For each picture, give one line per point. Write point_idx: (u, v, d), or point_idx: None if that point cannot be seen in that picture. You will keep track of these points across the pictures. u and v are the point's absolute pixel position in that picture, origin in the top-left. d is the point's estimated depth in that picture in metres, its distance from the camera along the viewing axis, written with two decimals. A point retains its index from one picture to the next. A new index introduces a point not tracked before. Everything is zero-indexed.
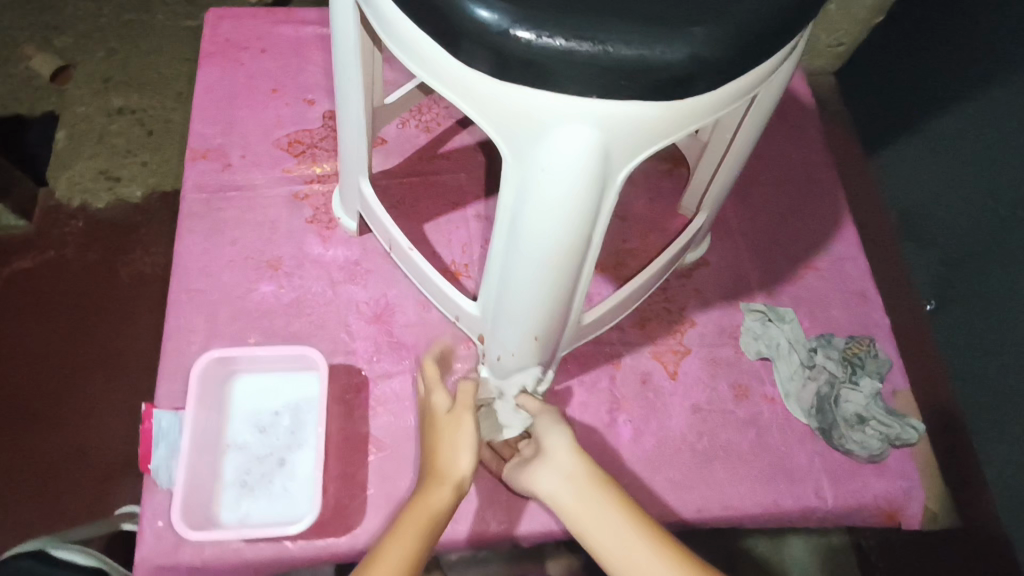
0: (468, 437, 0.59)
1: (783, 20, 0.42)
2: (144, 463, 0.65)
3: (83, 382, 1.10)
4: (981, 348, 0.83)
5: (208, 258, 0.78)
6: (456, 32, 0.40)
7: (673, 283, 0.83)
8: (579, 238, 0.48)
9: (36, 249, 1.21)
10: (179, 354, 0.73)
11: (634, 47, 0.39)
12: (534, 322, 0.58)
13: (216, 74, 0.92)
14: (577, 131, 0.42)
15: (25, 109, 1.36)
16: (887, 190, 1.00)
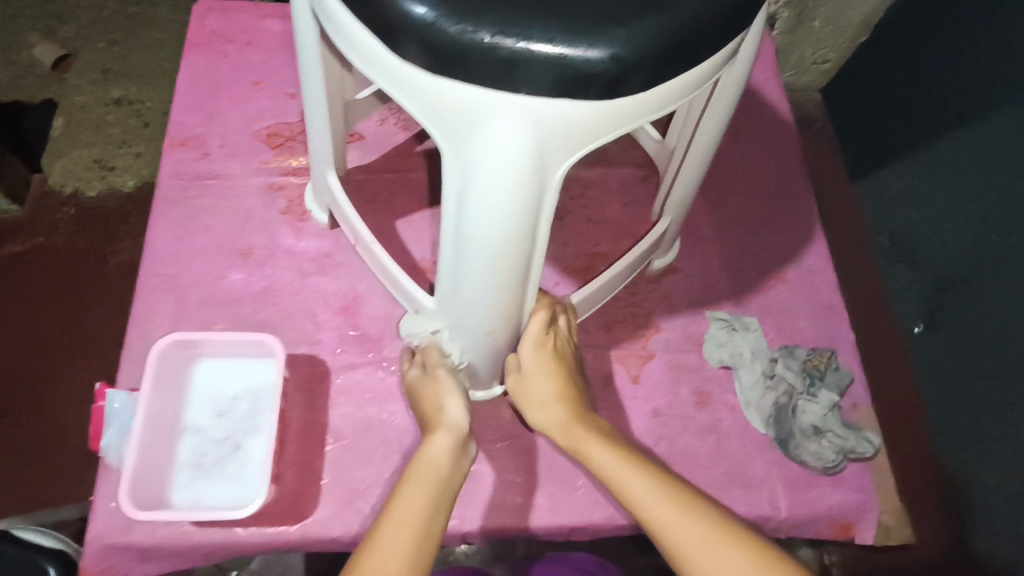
0: (446, 390, 0.63)
1: (715, 25, 0.42)
2: (94, 442, 0.64)
3: (68, 368, 1.13)
4: (984, 361, 0.90)
5: (181, 246, 0.79)
6: (387, 25, 0.40)
7: (642, 288, 0.83)
8: (521, 236, 0.48)
9: (27, 235, 1.24)
10: (145, 338, 0.74)
11: (556, 46, 0.39)
12: (483, 318, 0.58)
13: (200, 65, 0.91)
14: (510, 126, 0.41)
15: (24, 96, 1.37)
16: (897, 210, 1.08)
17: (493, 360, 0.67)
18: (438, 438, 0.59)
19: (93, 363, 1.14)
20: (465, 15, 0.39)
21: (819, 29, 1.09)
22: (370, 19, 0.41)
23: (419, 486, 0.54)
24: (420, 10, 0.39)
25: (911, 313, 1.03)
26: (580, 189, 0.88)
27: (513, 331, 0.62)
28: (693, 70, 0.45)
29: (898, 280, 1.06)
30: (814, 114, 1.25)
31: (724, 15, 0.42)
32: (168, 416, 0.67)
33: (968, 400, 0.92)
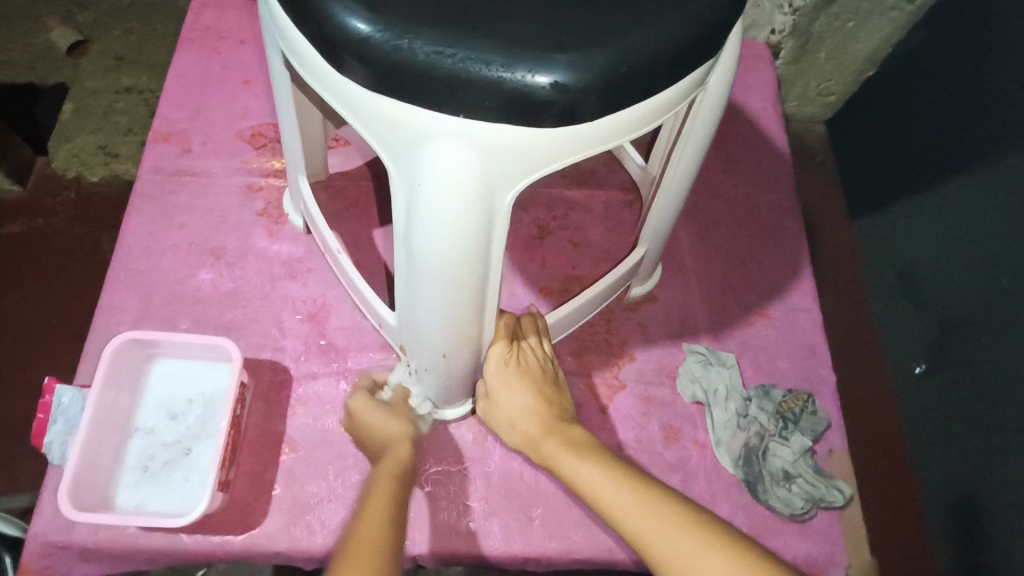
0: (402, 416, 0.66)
1: (671, 55, 0.40)
2: (39, 437, 0.63)
3: (52, 351, 1.14)
4: (981, 412, 0.87)
5: (153, 241, 0.79)
6: (330, 40, 0.40)
7: (618, 315, 0.81)
8: (471, 264, 0.46)
9: (25, 216, 1.25)
10: (108, 332, 0.73)
11: (496, 69, 0.38)
12: (439, 341, 0.56)
13: (191, 61, 0.92)
14: (453, 149, 0.40)
15: (36, 78, 1.38)
16: (903, 249, 1.05)
17: (459, 384, 0.65)
18: (400, 445, 0.62)
19: (75, 348, 1.15)
20: (405, 33, 0.38)
21: (823, 61, 1.08)
22: (315, 35, 0.41)
23: (386, 476, 0.57)
24: (360, 25, 0.38)
25: (914, 352, 1.01)
26: (564, 210, 0.86)
27: (472, 356, 0.60)
28: (650, 101, 0.43)
29: (904, 320, 1.04)
30: (817, 147, 1.23)
31: (680, 47, 0.41)
32: (119, 415, 0.65)
33: (965, 450, 0.89)
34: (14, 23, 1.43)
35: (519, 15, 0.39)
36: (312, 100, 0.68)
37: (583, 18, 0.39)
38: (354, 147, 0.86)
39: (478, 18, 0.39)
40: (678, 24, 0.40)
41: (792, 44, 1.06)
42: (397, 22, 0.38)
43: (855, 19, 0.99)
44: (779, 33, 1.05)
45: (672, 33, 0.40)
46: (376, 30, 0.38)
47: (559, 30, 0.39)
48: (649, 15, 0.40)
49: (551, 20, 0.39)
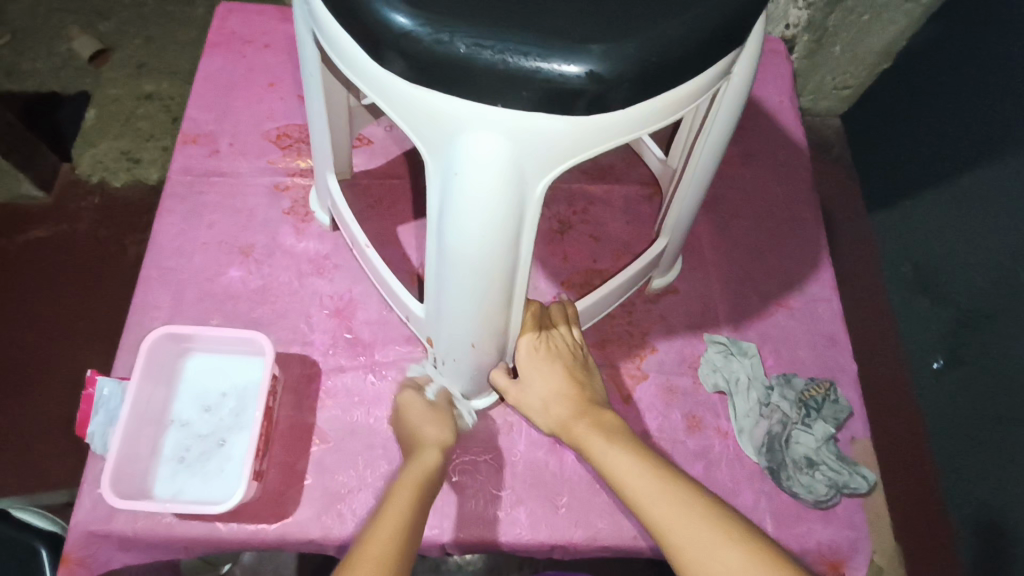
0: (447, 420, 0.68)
1: (699, 45, 0.42)
2: (82, 428, 0.64)
3: (81, 353, 1.17)
4: (1004, 404, 0.87)
5: (183, 240, 0.81)
6: (371, 35, 0.41)
7: (639, 307, 0.82)
8: (504, 253, 0.47)
9: (53, 221, 1.30)
10: (142, 328, 0.75)
11: (532, 59, 0.39)
12: (466, 331, 0.57)
13: (217, 64, 0.94)
14: (488, 137, 0.42)
15: (60, 87, 1.47)
16: (922, 242, 1.05)
17: (484, 375, 0.67)
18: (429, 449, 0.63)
19: (100, 350, 1.19)
20: (445, 25, 0.40)
21: (839, 55, 1.09)
22: (356, 29, 0.42)
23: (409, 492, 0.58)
24: (401, 19, 0.40)
25: (932, 346, 1.01)
26: (584, 204, 0.87)
27: (500, 346, 0.61)
28: (678, 91, 0.45)
29: (924, 313, 1.03)
30: (833, 140, 1.24)
31: (707, 37, 0.42)
32: (156, 409, 0.67)
33: (991, 442, 0.88)
34: (43, 38, 1.54)
35: (554, 7, 0.40)
36: (340, 100, 0.70)
37: (618, 10, 0.41)
38: (377, 146, 0.87)
39: (515, 10, 0.40)
40: (706, 15, 0.42)
41: (807, 38, 1.06)
42: (435, 15, 0.40)
43: (869, 12, 1.00)
44: (795, 28, 1.05)
45: (700, 24, 0.41)
46: (416, 24, 0.40)
47: (592, 21, 0.40)
48: (680, 5, 0.41)
49: (584, 11, 0.40)
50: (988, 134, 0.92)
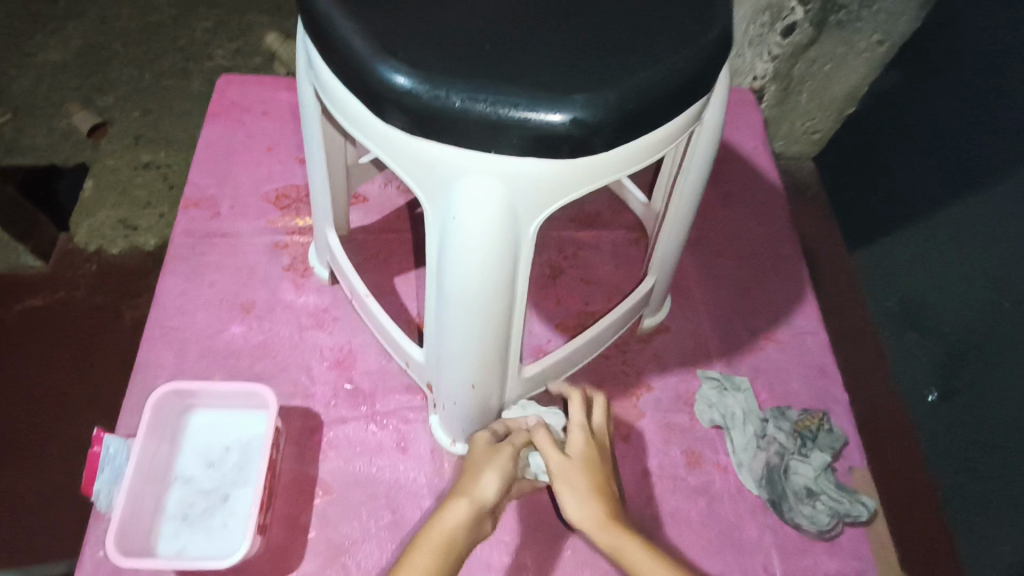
0: (502, 470, 0.61)
1: (672, 92, 0.46)
2: (87, 488, 0.64)
3: (74, 422, 1.17)
4: (996, 429, 0.88)
5: (186, 300, 0.83)
6: (373, 94, 0.45)
7: (632, 347, 0.85)
8: (502, 291, 0.50)
9: (49, 289, 1.31)
10: (144, 387, 0.76)
11: (521, 109, 0.43)
12: (466, 372, 0.59)
13: (218, 132, 0.99)
14: (483, 182, 0.46)
15: (60, 160, 1.54)
16: (901, 276, 1.09)
17: (483, 418, 0.68)
18: (458, 504, 0.57)
19: (97, 417, 1.18)
20: (440, 82, 0.43)
21: (806, 102, 1.16)
22: (360, 89, 0.46)
23: (432, 551, 0.54)
24: (401, 78, 0.44)
25: (925, 380, 1.03)
26: (573, 250, 0.91)
27: (498, 386, 0.63)
28: (655, 133, 0.48)
29: (912, 345, 1.06)
30: (808, 181, 1.29)
31: (679, 84, 0.46)
32: (160, 466, 0.68)
33: (990, 469, 0.89)
34: (44, 114, 1.62)
35: (539, 63, 0.44)
36: (339, 160, 0.74)
37: (597, 63, 0.45)
38: (372, 203, 0.91)
39: (504, 67, 0.44)
40: (677, 66, 0.46)
41: (774, 88, 1.13)
42: (432, 72, 0.44)
43: (832, 62, 1.07)
44: (762, 79, 1.12)
45: (672, 74, 0.46)
46: (414, 82, 0.43)
47: (574, 74, 0.44)
48: (652, 56, 0.46)
49: (567, 66, 0.44)
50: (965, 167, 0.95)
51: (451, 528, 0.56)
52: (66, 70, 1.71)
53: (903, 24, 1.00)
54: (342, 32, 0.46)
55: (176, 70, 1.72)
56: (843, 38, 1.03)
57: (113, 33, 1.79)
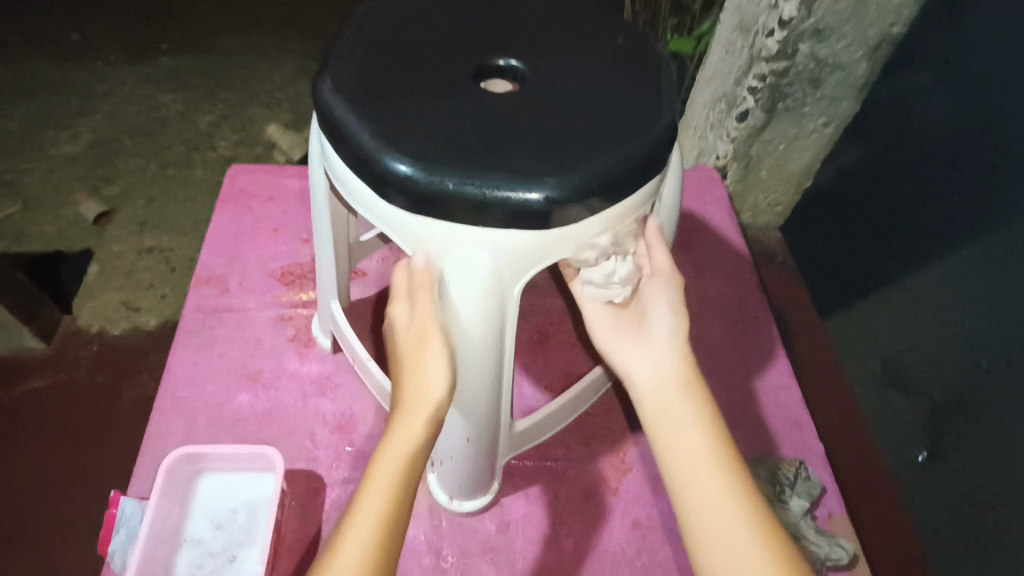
0: (435, 365, 0.55)
1: (632, 173, 0.55)
2: (102, 547, 0.67)
3: (71, 504, 1.20)
4: (971, 479, 0.92)
5: (195, 370, 0.88)
6: (381, 181, 0.53)
7: (618, 404, 0.90)
8: (492, 345, 0.57)
9: (50, 371, 1.35)
10: (154, 455, 0.80)
11: (504, 189, 0.51)
12: (458, 426, 0.65)
13: (228, 216, 1.07)
14: (473, 250, 0.54)
15: (66, 246, 1.63)
16: (869, 337, 1.16)
17: (477, 474, 0.73)
18: (404, 423, 0.54)
19: (96, 497, 1.20)
20: (439, 168, 0.52)
21: (767, 177, 1.28)
22: (367, 175, 0.55)
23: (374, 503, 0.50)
24: (402, 166, 0.52)
25: (915, 441, 1.06)
26: (559, 316, 0.97)
27: (491, 441, 0.68)
28: (620, 208, 0.57)
29: (893, 403, 1.11)
30: (776, 249, 1.40)
31: (637, 168, 0.55)
32: (171, 527, 0.71)
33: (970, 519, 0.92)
34: (52, 204, 1.72)
35: (522, 150, 0.53)
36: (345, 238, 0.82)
37: (570, 147, 0.54)
38: (371, 277, 0.98)
39: (493, 154, 0.53)
40: (634, 152, 0.55)
41: (736, 166, 1.25)
42: (427, 161, 0.52)
43: (784, 142, 1.21)
44: (724, 158, 1.24)
45: (630, 159, 0.55)
46: (413, 169, 0.52)
47: (552, 158, 0.53)
48: (618, 142, 0.55)
49: (541, 154, 0.53)
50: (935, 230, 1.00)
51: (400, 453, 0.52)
52: (77, 163, 1.82)
53: (844, 107, 1.15)
54: (352, 130, 0.55)
55: (181, 161, 1.84)
56: (792, 121, 1.17)
57: (122, 129, 1.92)
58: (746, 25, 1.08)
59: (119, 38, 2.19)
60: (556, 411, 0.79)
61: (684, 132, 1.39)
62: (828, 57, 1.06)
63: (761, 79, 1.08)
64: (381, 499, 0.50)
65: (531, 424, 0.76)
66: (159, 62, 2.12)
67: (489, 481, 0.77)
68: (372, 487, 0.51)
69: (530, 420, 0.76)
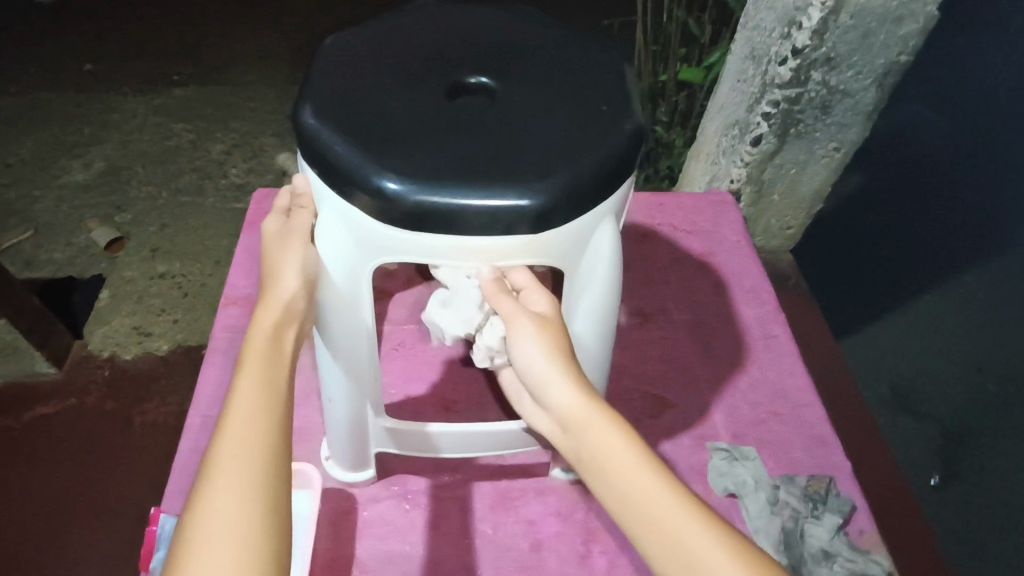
0: (291, 270, 0.57)
1: (580, 189, 0.54)
2: (146, 563, 0.73)
3: (80, 531, 1.17)
4: None
5: (224, 389, 0.89)
6: (314, 153, 0.55)
7: (644, 424, 0.92)
8: (345, 313, 0.61)
9: (61, 396, 1.35)
10: (186, 473, 0.80)
11: (400, 183, 0.51)
12: (332, 389, 0.68)
13: (254, 237, 1.08)
14: (338, 223, 0.57)
15: (78, 272, 1.64)
16: (885, 365, 1.20)
17: (351, 449, 0.75)
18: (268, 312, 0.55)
19: (106, 526, 1.18)
20: (364, 155, 0.53)
21: (778, 201, 1.31)
22: (303, 146, 0.57)
23: (249, 405, 0.48)
24: (324, 138, 0.54)
25: (926, 466, 1.11)
26: None
27: (354, 416, 0.70)
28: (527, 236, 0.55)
29: (907, 430, 1.15)
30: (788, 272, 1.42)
31: (592, 184, 0.54)
32: None
33: None
34: (63, 231, 1.74)
35: (434, 154, 0.53)
36: None
37: (482, 165, 0.53)
38: (395, 299, 1.01)
39: (404, 153, 0.53)
40: (594, 166, 0.54)
41: (749, 190, 1.28)
42: (349, 139, 0.54)
43: (796, 167, 1.23)
44: (737, 182, 1.27)
45: (572, 175, 0.53)
46: (336, 145, 0.53)
47: (458, 170, 0.52)
48: (534, 176, 0.53)
49: (466, 153, 0.54)
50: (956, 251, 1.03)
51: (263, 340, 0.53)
52: (91, 190, 1.85)
53: (854, 133, 1.17)
54: (311, 103, 0.56)
55: (192, 188, 1.87)
56: (804, 145, 1.19)
57: (135, 157, 1.95)
58: (758, 53, 1.12)
59: (131, 70, 2.23)
60: (440, 437, 0.76)
61: (694, 156, 1.43)
62: (840, 85, 1.08)
63: (774, 104, 1.12)
64: (254, 372, 0.50)
65: (406, 433, 0.75)
66: (171, 93, 2.16)
67: (366, 463, 0.78)
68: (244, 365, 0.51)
69: (399, 427, 0.75)
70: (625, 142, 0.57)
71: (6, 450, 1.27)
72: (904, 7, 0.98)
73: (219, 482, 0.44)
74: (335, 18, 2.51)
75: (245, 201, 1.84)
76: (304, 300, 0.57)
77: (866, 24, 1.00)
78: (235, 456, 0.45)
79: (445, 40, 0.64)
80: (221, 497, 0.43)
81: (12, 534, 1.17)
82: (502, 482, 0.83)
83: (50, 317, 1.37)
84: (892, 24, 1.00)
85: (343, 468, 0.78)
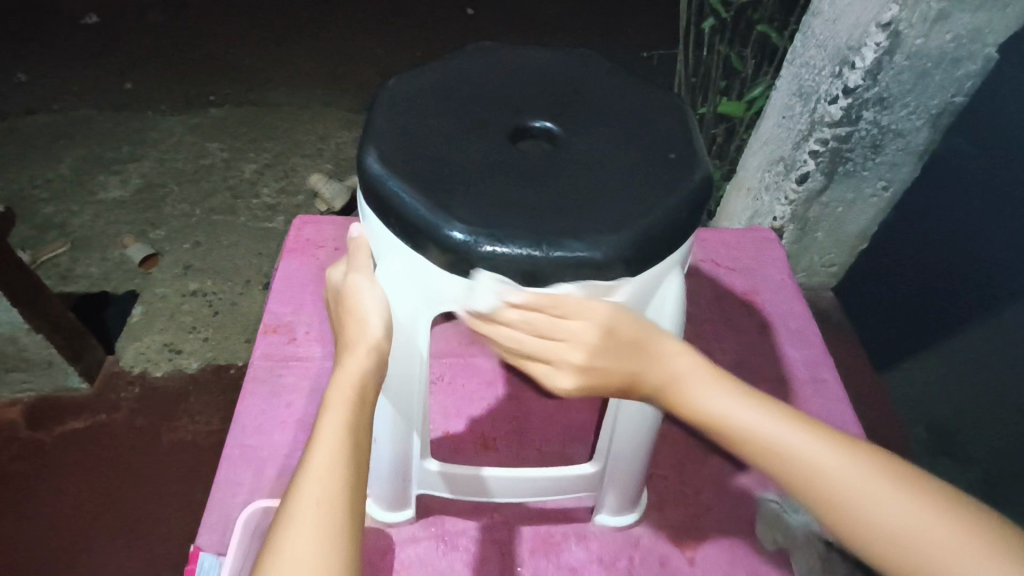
0: (360, 316, 0.58)
1: (655, 237, 0.53)
2: None
3: (102, 551, 1.16)
4: None
5: (264, 419, 0.88)
6: (377, 194, 0.54)
7: (690, 468, 0.88)
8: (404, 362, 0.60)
9: (91, 412, 1.35)
10: (223, 505, 0.79)
11: (467, 233, 0.50)
12: (379, 427, 0.66)
13: (295, 265, 1.08)
14: (400, 274, 0.56)
15: (112, 287, 1.66)
16: (923, 405, 1.17)
17: (392, 490, 0.74)
18: (355, 354, 0.56)
19: (128, 546, 1.17)
20: (428, 200, 0.52)
21: (823, 238, 1.27)
22: (364, 185, 0.56)
23: (328, 455, 0.49)
24: (388, 181, 0.53)
25: None
26: None
27: (399, 460, 0.69)
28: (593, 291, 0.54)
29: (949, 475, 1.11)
30: (830, 310, 1.38)
31: (669, 230, 0.53)
32: None
33: None
34: (99, 246, 1.77)
35: (505, 203, 0.52)
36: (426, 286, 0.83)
37: (552, 215, 0.52)
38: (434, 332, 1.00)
39: (471, 201, 0.52)
40: (671, 210, 0.53)
41: (792, 228, 1.25)
42: (415, 185, 0.53)
43: (843, 206, 1.20)
44: (781, 220, 1.24)
45: (649, 223, 0.52)
46: (401, 189, 0.53)
47: (530, 221, 0.51)
48: (607, 226, 0.51)
49: (536, 203, 0.53)
50: (995, 291, 0.99)
51: (346, 384, 0.54)
52: (127, 206, 1.88)
53: (903, 172, 1.14)
54: (376, 143, 0.56)
55: (226, 206, 1.89)
56: (851, 184, 1.16)
57: (170, 174, 1.99)
58: (806, 91, 1.11)
59: (171, 89, 2.29)
60: (488, 480, 0.74)
61: (733, 192, 1.42)
62: (890, 125, 1.06)
63: (823, 143, 1.09)
64: (338, 417, 0.52)
65: (454, 474, 0.74)
66: (208, 112, 2.21)
67: (406, 502, 0.77)
68: (331, 410, 0.52)
69: (446, 470, 0.74)
70: (696, 193, 0.55)
71: (34, 465, 1.26)
72: (961, 49, 0.96)
73: (298, 533, 0.45)
74: (369, 43, 2.56)
75: (277, 220, 1.86)
76: (387, 345, 0.58)
77: (921, 65, 0.98)
78: (318, 501, 0.47)
79: (507, 83, 0.63)
80: (301, 543, 0.45)
81: (35, 551, 1.16)
82: (543, 526, 0.81)
83: (85, 333, 1.38)
84: (947, 64, 0.98)
85: (381, 505, 0.76)
